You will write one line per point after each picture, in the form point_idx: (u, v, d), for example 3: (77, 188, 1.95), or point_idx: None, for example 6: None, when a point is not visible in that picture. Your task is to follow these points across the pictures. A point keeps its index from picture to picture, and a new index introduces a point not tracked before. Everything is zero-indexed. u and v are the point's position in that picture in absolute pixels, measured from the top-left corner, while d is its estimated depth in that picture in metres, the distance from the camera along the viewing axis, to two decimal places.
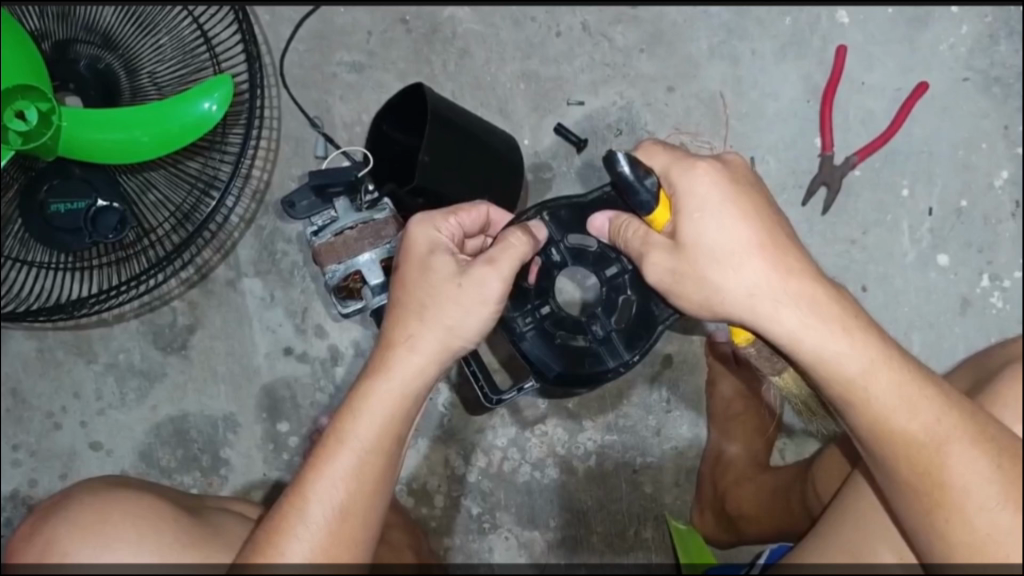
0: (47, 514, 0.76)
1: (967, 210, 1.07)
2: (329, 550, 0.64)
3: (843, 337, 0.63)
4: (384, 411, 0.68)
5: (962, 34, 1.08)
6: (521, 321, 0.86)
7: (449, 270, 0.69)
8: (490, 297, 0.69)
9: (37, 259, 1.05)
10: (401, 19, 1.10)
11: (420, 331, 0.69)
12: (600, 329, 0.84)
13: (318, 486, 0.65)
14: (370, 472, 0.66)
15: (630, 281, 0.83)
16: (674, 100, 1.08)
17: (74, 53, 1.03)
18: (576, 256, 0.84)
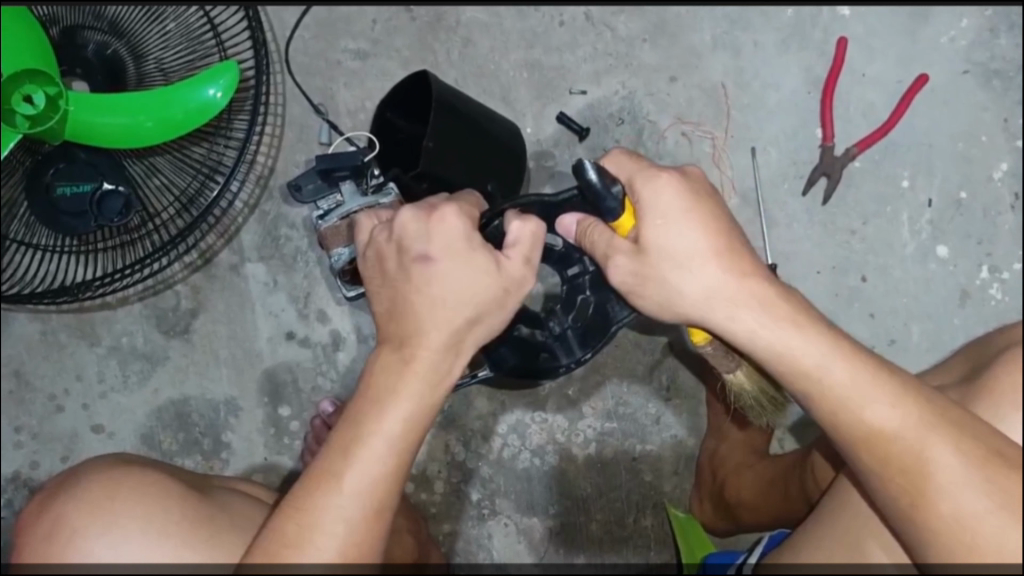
0: (53, 493, 0.75)
1: (967, 202, 1.08)
2: (357, 544, 0.59)
3: (811, 337, 0.62)
4: (407, 402, 0.62)
5: (962, 27, 1.09)
6: (485, 325, 0.85)
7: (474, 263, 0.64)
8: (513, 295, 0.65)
9: (42, 242, 1.07)
10: (406, 8, 1.11)
11: (459, 320, 0.63)
12: (557, 328, 0.85)
13: (346, 478, 0.60)
14: (398, 464, 0.61)
15: (588, 280, 0.81)
16: (676, 91, 1.09)
17: (82, 39, 1.03)
18: (540, 258, 0.83)
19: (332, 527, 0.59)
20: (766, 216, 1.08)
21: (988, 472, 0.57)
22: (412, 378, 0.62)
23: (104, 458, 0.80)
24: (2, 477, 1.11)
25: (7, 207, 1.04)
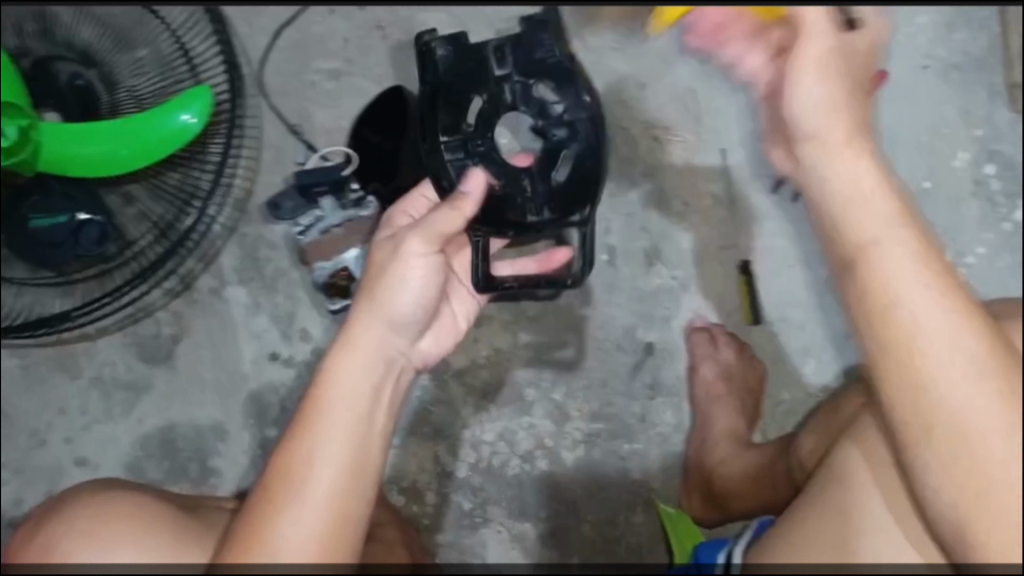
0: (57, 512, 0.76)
1: (930, 191, 1.12)
2: (337, 502, 0.65)
3: (935, 309, 0.56)
4: (352, 395, 0.69)
5: (917, 25, 1.14)
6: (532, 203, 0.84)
7: (389, 255, 0.75)
8: (418, 252, 0.74)
9: (18, 276, 1.06)
10: (377, 26, 1.12)
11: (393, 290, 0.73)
12: (561, 135, 0.86)
13: (310, 445, 0.66)
14: (356, 444, 0.67)
15: (522, 81, 0.85)
16: (646, 97, 1.12)
17: (54, 70, 1.02)
18: (484, 122, 0.85)
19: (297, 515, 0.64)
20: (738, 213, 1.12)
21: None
22: (349, 368, 0.70)
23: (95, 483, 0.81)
24: None
25: None
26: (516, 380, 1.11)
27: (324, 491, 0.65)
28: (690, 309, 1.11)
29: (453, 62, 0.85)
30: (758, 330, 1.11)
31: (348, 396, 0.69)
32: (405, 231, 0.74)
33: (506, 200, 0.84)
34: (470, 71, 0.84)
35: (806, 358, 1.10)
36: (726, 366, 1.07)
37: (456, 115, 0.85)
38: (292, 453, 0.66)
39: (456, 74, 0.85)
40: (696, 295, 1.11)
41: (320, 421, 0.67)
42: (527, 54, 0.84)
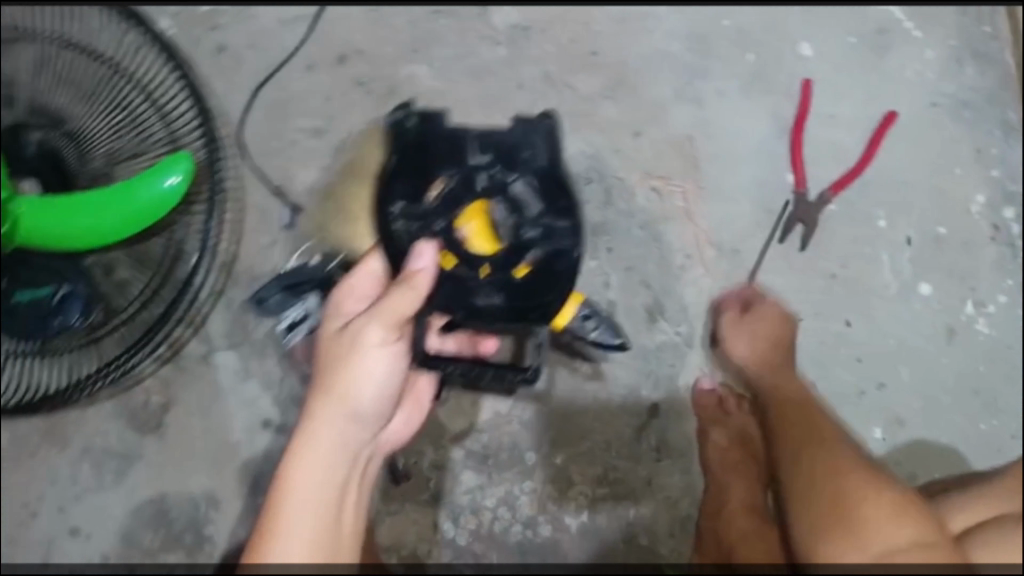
0: None
1: (946, 238, 1.06)
2: None
3: None
4: (318, 485, 0.69)
5: (927, 59, 1.09)
6: (483, 295, 0.82)
7: (346, 342, 0.73)
8: (377, 340, 0.72)
9: (3, 348, 1.03)
10: (360, 80, 1.08)
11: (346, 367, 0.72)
12: (529, 234, 0.83)
13: (275, 540, 0.67)
14: (322, 530, 0.68)
15: (501, 173, 0.82)
16: (642, 145, 1.07)
17: (25, 136, 0.97)
18: (449, 205, 0.82)
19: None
20: (745, 266, 1.06)
21: None
22: (309, 455, 0.70)
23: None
24: None
25: None
26: (516, 444, 1.07)
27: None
28: (697, 367, 1.06)
29: (425, 136, 0.82)
30: None
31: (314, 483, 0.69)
32: (361, 319, 0.72)
33: (457, 283, 0.81)
34: (444, 151, 0.82)
35: (819, 418, 1.04)
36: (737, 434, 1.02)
37: (422, 190, 0.83)
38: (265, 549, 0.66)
39: (422, 151, 0.82)
40: (704, 351, 1.06)
41: (291, 518, 0.68)
42: (515, 152, 0.82)
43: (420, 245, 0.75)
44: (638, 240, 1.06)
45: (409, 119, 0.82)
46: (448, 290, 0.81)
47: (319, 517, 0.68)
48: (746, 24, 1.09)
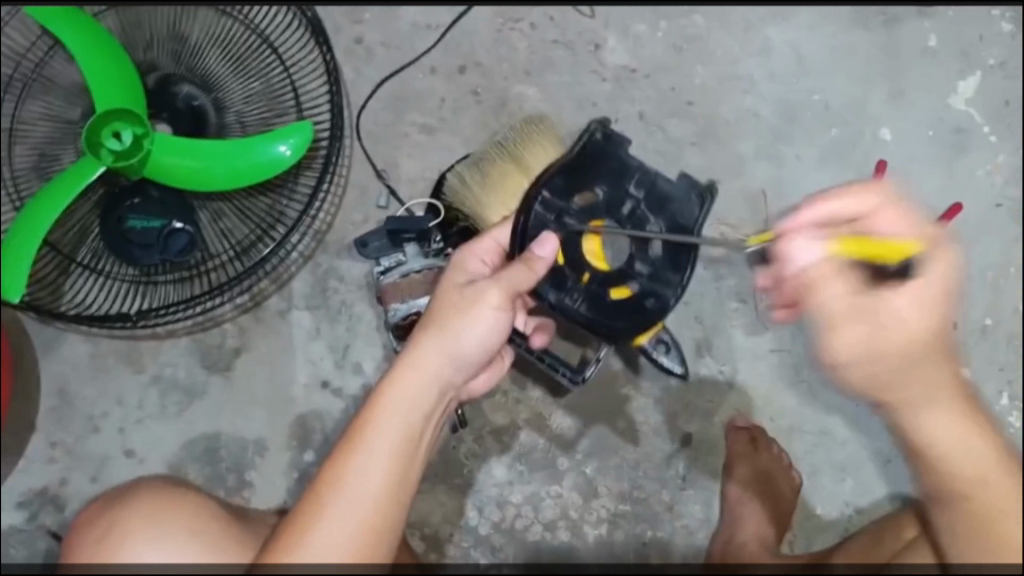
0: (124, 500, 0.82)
1: (992, 329, 1.12)
2: (378, 526, 0.68)
3: None
4: (406, 425, 0.71)
5: (999, 162, 1.15)
6: (571, 300, 0.83)
7: (465, 302, 0.75)
8: (493, 304, 0.75)
9: (107, 269, 1.13)
10: (473, 91, 1.19)
11: (459, 324, 0.74)
12: (638, 270, 0.84)
13: (358, 467, 0.69)
14: (399, 463, 0.70)
15: (646, 209, 0.83)
16: (718, 193, 1.15)
17: (174, 88, 1.12)
18: (587, 213, 0.83)
19: (333, 519, 0.67)
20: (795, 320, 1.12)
21: None
22: (402, 389, 0.72)
23: (161, 480, 0.86)
24: (32, 489, 1.15)
25: (80, 232, 1.12)
26: (551, 448, 1.12)
27: (371, 501, 0.68)
28: (733, 408, 1.12)
29: (604, 151, 0.84)
30: (799, 438, 1.11)
31: (402, 418, 0.71)
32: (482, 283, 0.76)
33: (556, 276, 0.83)
34: (611, 169, 0.84)
35: (844, 476, 1.10)
36: (761, 470, 1.07)
37: (570, 189, 0.83)
38: (342, 463, 0.69)
39: (595, 162, 0.84)
40: (742, 393, 1.12)
41: (379, 453, 0.69)
42: (668, 200, 0.83)
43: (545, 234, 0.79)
44: (700, 277, 1.13)
45: (599, 130, 0.84)
46: (552, 281, 0.83)
47: (402, 458, 0.70)
48: (835, 101, 1.17)
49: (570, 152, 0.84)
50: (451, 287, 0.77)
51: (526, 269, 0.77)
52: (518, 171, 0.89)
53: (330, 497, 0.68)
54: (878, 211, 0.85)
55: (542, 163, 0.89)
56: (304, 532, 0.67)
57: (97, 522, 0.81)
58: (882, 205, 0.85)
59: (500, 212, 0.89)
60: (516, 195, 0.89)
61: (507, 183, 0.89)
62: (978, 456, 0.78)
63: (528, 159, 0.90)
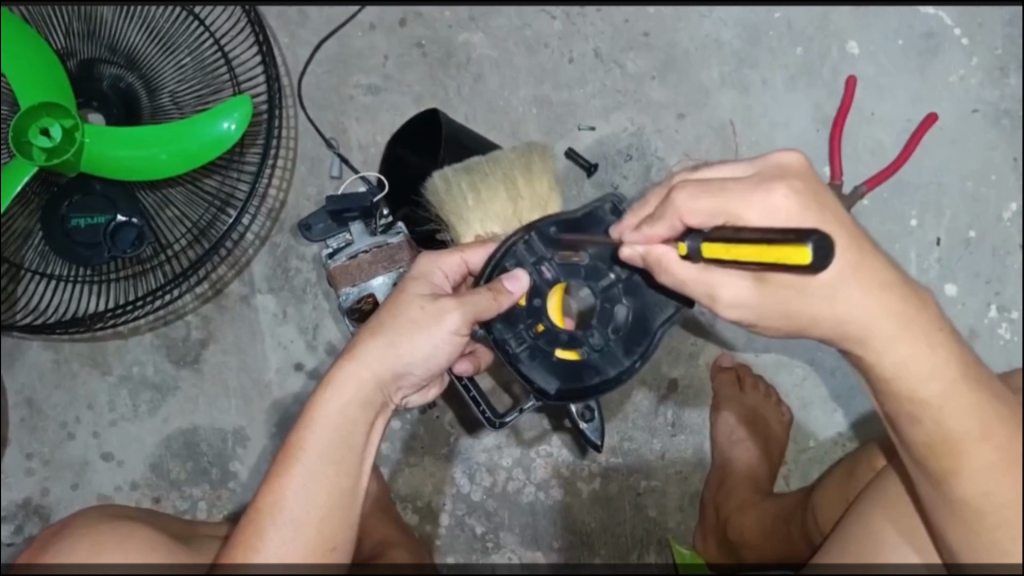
0: (61, 535, 0.79)
1: (976, 241, 1.09)
2: (315, 537, 0.67)
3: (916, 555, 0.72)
4: (340, 435, 0.69)
5: (972, 66, 1.10)
6: (514, 342, 0.73)
7: (418, 318, 0.71)
8: (451, 328, 0.70)
9: (56, 272, 1.07)
10: (417, 44, 1.12)
11: (409, 342, 0.70)
12: (595, 339, 0.73)
13: (292, 483, 0.67)
14: (339, 486, 0.68)
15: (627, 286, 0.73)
16: (684, 127, 1.10)
17: (98, 72, 1.06)
18: (566, 272, 0.72)
19: (272, 545, 0.66)
20: None
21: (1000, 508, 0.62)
22: (342, 406, 0.70)
23: (103, 511, 0.84)
24: (13, 504, 1.12)
25: (23, 237, 1.05)
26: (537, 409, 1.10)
27: (311, 526, 0.67)
28: (715, 349, 1.10)
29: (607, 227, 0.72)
30: (786, 371, 1.10)
31: (341, 439, 0.69)
32: (444, 301, 0.71)
33: (510, 317, 0.73)
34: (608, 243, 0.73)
35: (835, 406, 1.09)
36: (752, 410, 1.05)
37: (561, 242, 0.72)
38: (280, 482, 0.67)
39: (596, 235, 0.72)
40: (724, 333, 1.10)
41: (315, 465, 0.68)
42: (646, 311, 0.73)
43: (519, 270, 0.71)
44: None
45: (611, 202, 0.72)
46: (506, 318, 0.73)
47: (341, 468, 0.69)
48: (798, 18, 1.11)
49: (576, 211, 0.72)
50: (410, 297, 0.72)
51: (494, 299, 0.69)
52: (508, 196, 0.81)
53: (269, 521, 0.67)
54: (752, 190, 0.60)
55: (536, 199, 0.82)
56: (243, 558, 0.66)
57: (44, 551, 0.79)
58: (736, 186, 0.61)
59: (475, 232, 0.82)
60: (498, 222, 0.82)
61: (494, 205, 0.82)
62: (942, 385, 0.62)
63: (523, 191, 0.82)
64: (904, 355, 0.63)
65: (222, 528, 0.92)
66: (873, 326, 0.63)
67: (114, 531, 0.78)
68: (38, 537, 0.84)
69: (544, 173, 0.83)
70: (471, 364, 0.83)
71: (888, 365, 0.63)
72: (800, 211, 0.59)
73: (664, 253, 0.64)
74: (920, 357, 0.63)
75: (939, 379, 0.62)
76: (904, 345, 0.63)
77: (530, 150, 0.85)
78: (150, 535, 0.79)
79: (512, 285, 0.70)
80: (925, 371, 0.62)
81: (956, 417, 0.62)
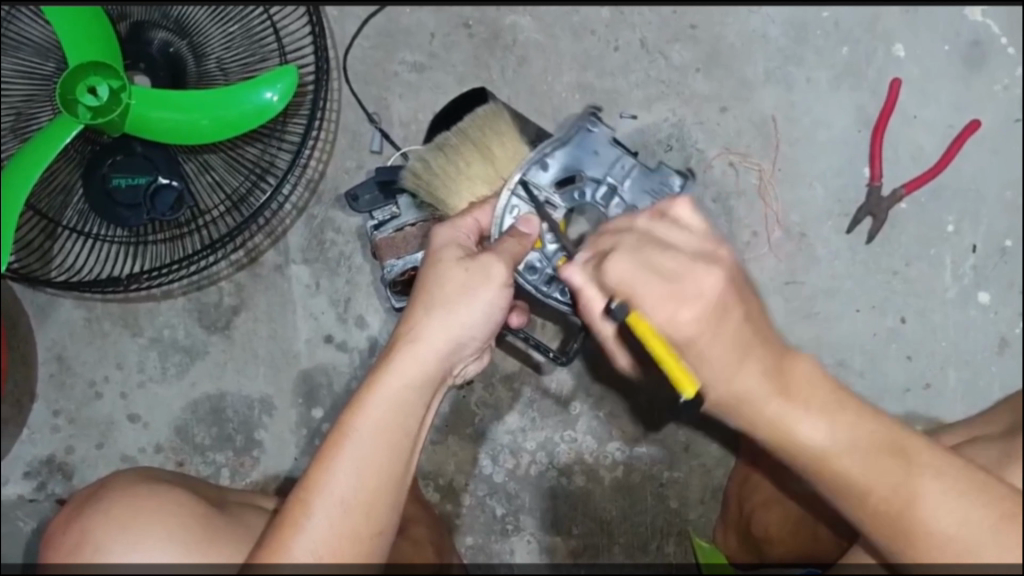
0: (88, 498, 0.79)
1: (1012, 250, 1.09)
2: (362, 511, 0.65)
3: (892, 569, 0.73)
4: (399, 408, 0.68)
5: (1018, 75, 1.10)
6: (547, 287, 0.81)
7: (465, 278, 0.72)
8: (499, 281, 0.72)
9: (95, 232, 1.08)
10: (464, 23, 1.13)
11: (461, 305, 0.71)
12: None
13: (341, 458, 0.66)
14: (390, 466, 0.67)
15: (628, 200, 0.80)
16: (726, 121, 1.10)
17: (148, 35, 1.06)
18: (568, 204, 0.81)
19: (315, 526, 0.65)
20: (809, 250, 1.09)
21: (924, 528, 0.62)
22: (396, 382, 0.69)
23: (130, 472, 0.83)
24: (38, 459, 1.12)
25: (63, 194, 1.06)
26: (562, 394, 1.10)
27: (358, 507, 0.65)
28: None
29: (590, 149, 0.80)
30: None
31: (396, 414, 0.68)
32: (488, 257, 0.73)
33: (536, 261, 0.81)
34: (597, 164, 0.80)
35: None
36: None
37: (555, 180, 0.80)
38: (327, 459, 0.66)
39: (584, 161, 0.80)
40: None
41: (365, 443, 0.66)
42: None
43: (529, 215, 0.78)
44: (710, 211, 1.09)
45: (592, 122, 0.80)
46: (531, 265, 0.81)
47: (396, 443, 0.67)
48: (846, 18, 1.11)
49: (553, 144, 0.80)
50: (449, 263, 0.73)
51: (518, 242, 0.75)
52: (480, 155, 0.85)
53: (314, 501, 0.65)
54: (678, 279, 0.63)
55: (505, 143, 0.84)
56: (288, 534, 0.65)
57: (75, 511, 0.78)
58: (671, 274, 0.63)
59: (467, 199, 0.85)
60: (485, 184, 0.84)
61: (474, 169, 0.85)
62: (827, 437, 0.63)
63: (492, 144, 0.85)
64: (800, 418, 0.64)
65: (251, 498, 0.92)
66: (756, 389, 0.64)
67: (154, 491, 0.78)
68: (72, 496, 0.83)
69: (502, 121, 0.87)
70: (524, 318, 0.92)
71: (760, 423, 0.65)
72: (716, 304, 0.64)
73: (592, 298, 0.68)
74: (786, 403, 0.64)
75: (819, 425, 0.63)
76: (784, 403, 0.64)
77: (487, 113, 0.88)
78: (180, 497, 0.79)
79: (522, 228, 0.77)
80: (809, 427, 0.63)
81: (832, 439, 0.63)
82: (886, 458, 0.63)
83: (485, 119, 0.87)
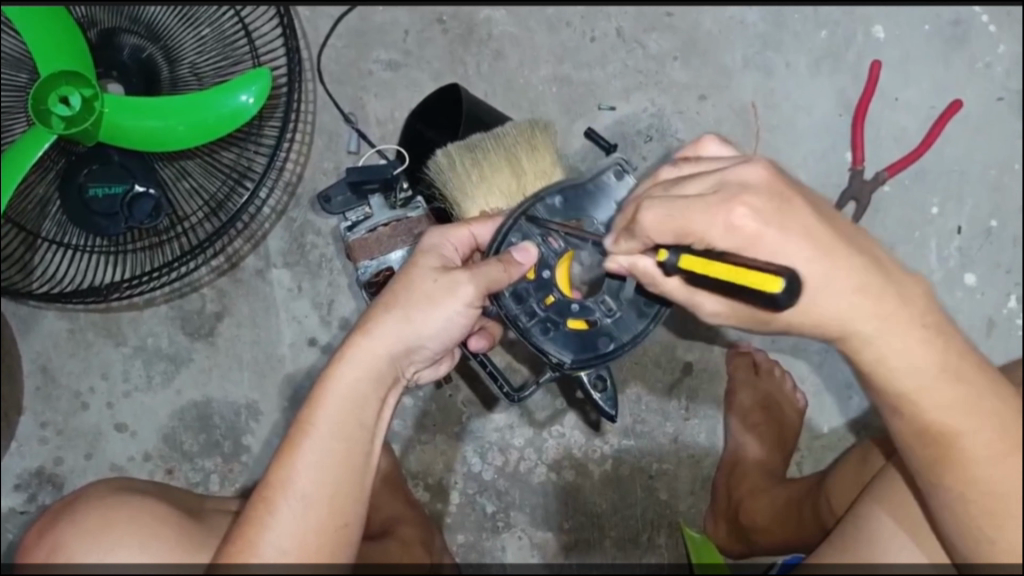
0: (61, 514, 0.78)
1: (997, 230, 1.08)
2: (328, 512, 0.66)
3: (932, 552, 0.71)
4: (358, 409, 0.69)
5: (999, 54, 1.09)
6: (525, 317, 0.76)
7: (431, 287, 0.71)
8: (465, 299, 0.71)
9: (73, 242, 1.07)
10: (438, 19, 1.12)
11: (420, 310, 0.70)
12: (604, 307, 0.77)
13: (303, 456, 0.67)
14: (350, 465, 0.68)
15: None
16: (705, 109, 1.09)
17: (119, 42, 1.05)
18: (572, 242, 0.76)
19: (282, 523, 0.65)
20: None
21: (1000, 490, 0.60)
22: (354, 378, 0.69)
23: (111, 483, 0.83)
24: (26, 472, 1.12)
25: (41, 204, 1.05)
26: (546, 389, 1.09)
27: (324, 506, 0.66)
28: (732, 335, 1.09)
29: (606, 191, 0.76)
30: (802, 357, 1.09)
31: (353, 414, 0.68)
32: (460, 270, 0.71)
33: (522, 292, 0.77)
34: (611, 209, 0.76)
35: (851, 394, 1.09)
36: (766, 397, 1.05)
37: (564, 215, 0.76)
38: (289, 459, 0.67)
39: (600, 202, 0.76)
40: None
41: (330, 442, 0.67)
42: None
43: (527, 243, 0.74)
44: None
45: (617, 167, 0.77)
46: (516, 290, 0.76)
47: (355, 446, 0.68)
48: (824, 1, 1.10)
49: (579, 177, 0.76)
50: (422, 271, 0.72)
51: (505, 269, 0.72)
52: (510, 170, 0.83)
53: (279, 498, 0.66)
54: (708, 209, 0.58)
55: (539, 169, 0.83)
56: (255, 535, 0.65)
57: (48, 529, 0.77)
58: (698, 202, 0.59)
59: (480, 207, 0.83)
60: (503, 199, 0.83)
61: (498, 181, 0.83)
62: (925, 378, 0.61)
63: (524, 163, 0.83)
64: (896, 352, 0.61)
65: (231, 503, 0.92)
66: (865, 320, 0.60)
67: (130, 501, 0.78)
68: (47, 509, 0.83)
69: (544, 141, 0.85)
70: (485, 341, 0.85)
71: (891, 375, 0.61)
72: (761, 225, 0.57)
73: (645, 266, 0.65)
74: (905, 364, 0.61)
75: (917, 363, 0.60)
76: (892, 337, 0.60)
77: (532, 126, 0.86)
78: (158, 511, 0.78)
79: (518, 255, 0.73)
80: (907, 364, 0.61)
81: (941, 411, 0.60)
82: (977, 412, 0.60)
83: (527, 130, 0.85)
